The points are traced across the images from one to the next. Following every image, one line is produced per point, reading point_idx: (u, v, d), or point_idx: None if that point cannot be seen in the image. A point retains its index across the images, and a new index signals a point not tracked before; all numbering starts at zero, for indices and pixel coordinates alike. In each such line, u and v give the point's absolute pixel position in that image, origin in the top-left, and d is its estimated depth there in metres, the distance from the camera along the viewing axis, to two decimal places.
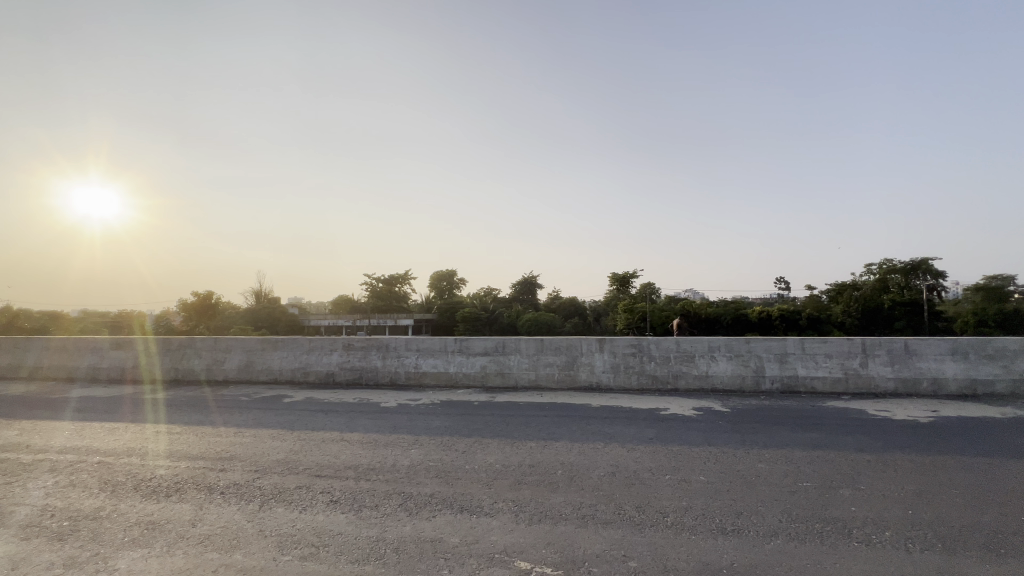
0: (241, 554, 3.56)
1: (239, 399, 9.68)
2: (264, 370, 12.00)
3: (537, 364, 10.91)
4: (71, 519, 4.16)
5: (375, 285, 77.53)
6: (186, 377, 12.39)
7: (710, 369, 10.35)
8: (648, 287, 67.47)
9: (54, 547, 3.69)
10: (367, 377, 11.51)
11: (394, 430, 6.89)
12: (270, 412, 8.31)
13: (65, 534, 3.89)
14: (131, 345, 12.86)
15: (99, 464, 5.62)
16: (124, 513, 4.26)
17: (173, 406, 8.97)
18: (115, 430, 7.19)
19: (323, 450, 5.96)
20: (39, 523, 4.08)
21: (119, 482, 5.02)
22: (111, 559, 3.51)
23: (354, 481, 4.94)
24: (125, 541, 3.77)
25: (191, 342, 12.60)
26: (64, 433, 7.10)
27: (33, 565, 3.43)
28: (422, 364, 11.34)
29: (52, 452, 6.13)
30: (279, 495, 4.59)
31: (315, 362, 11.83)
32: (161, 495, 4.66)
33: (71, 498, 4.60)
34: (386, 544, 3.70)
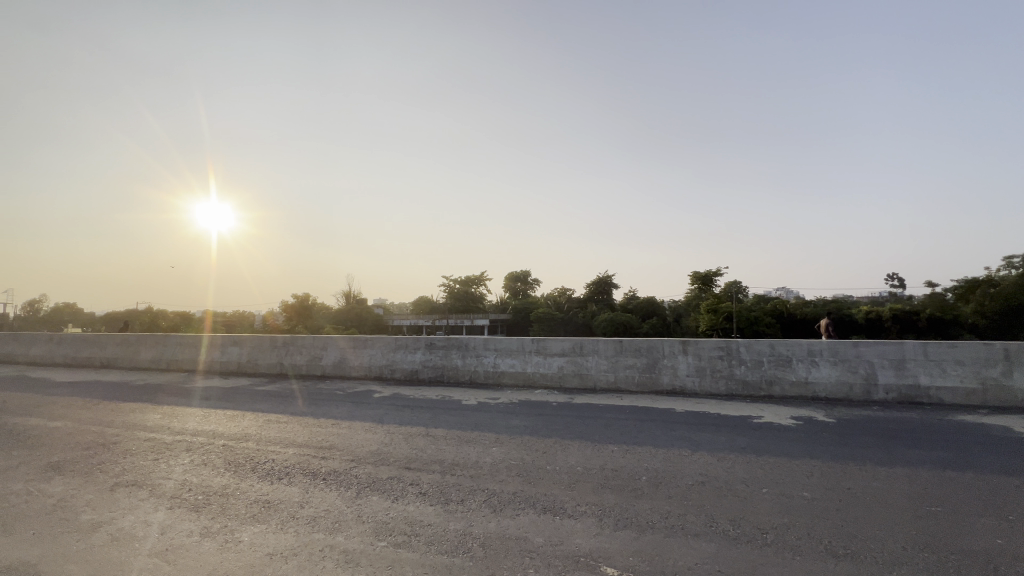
0: (343, 537, 3.86)
1: (335, 393, 10.51)
2: (356, 366, 12.92)
3: (616, 366, 10.66)
4: (205, 494, 4.77)
5: (453, 286, 80.50)
6: (290, 371, 13.69)
7: (810, 375, 9.47)
8: (734, 285, 63.28)
9: (193, 517, 4.26)
10: (448, 375, 11.95)
11: (476, 428, 7.11)
12: (362, 405, 8.94)
13: (201, 506, 4.47)
14: (246, 342, 14.47)
15: (224, 446, 6.40)
16: (245, 492, 4.80)
17: (280, 398, 9.96)
18: (235, 417, 8.15)
19: (411, 444, 6.29)
20: (181, 495, 4.73)
21: (240, 463, 5.68)
22: (237, 532, 3.97)
23: (441, 475, 5.16)
24: (247, 516, 4.26)
25: (294, 339, 13.91)
26: (195, 418, 8.16)
27: (177, 532, 3.97)
28: (500, 363, 11.56)
29: (186, 434, 7.07)
30: (374, 484, 4.92)
31: (400, 360, 12.52)
32: (274, 477, 5.20)
33: (204, 476, 5.29)
34: (473, 538, 3.82)
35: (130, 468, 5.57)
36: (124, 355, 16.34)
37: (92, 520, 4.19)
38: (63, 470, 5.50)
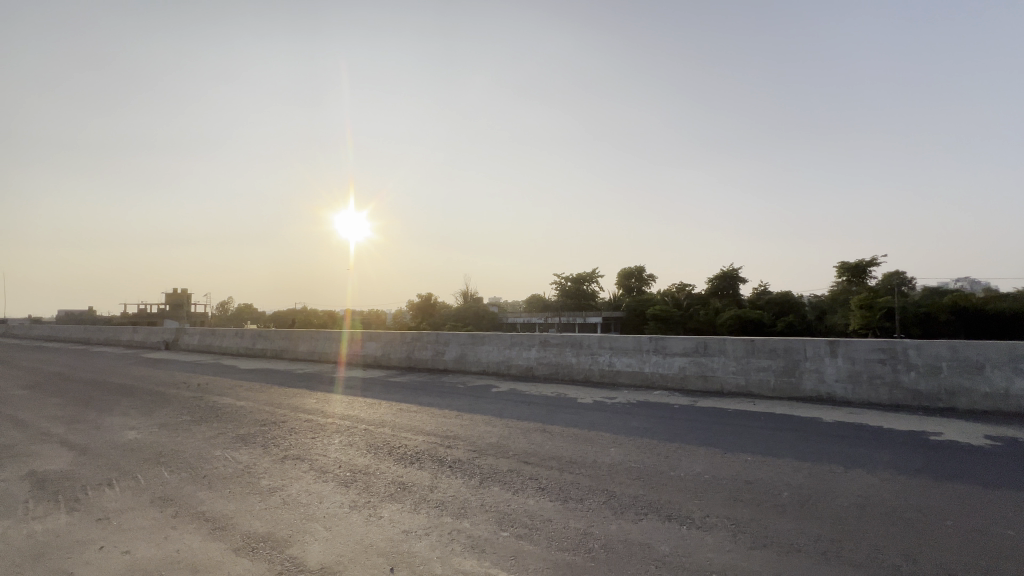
0: (469, 523, 4.10)
1: (457, 386, 11.22)
2: (475, 361, 13.64)
3: (747, 368, 9.73)
4: (352, 471, 5.43)
5: (564, 284, 80.65)
6: (417, 364, 14.93)
7: (1010, 385, 7.67)
8: (896, 276, 53.80)
9: (343, 490, 4.86)
10: (563, 372, 12.01)
11: (592, 427, 7.04)
12: (482, 399, 9.39)
13: (350, 482, 5.09)
14: (380, 337, 16.13)
15: (365, 430, 7.21)
16: (384, 472, 5.35)
17: (410, 389, 10.91)
18: (374, 404, 9.13)
19: (529, 439, 6.44)
20: (334, 471, 5.44)
21: (379, 446, 6.35)
22: (379, 508, 4.45)
23: (558, 472, 5.21)
24: (386, 494, 4.74)
25: (420, 335, 15.14)
26: (342, 404, 9.32)
27: (332, 502, 4.57)
28: (616, 362, 11.30)
29: (336, 417, 8.12)
30: (495, 475, 5.14)
31: (516, 357, 12.90)
32: (408, 461, 5.71)
33: (351, 455, 6.01)
34: (593, 539, 3.79)
35: (295, 444, 6.56)
36: (288, 347, 19.30)
37: (269, 486, 5.02)
38: (248, 442, 6.68)
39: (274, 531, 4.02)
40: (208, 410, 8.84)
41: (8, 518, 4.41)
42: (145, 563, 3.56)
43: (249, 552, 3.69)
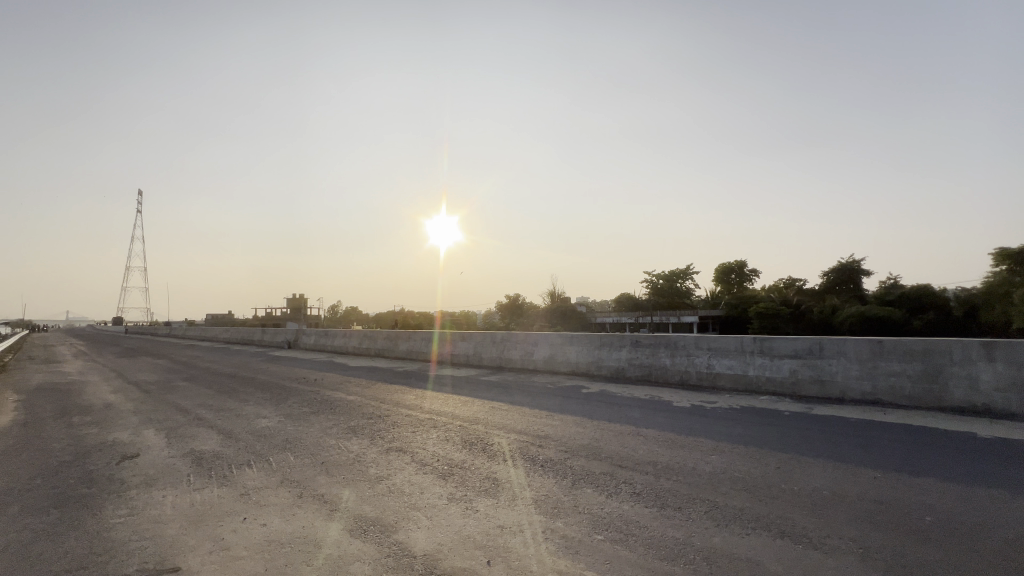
0: (562, 523, 4.10)
1: (547, 386, 11.27)
2: (564, 361, 13.62)
3: (874, 373, 8.59)
4: (449, 465, 5.70)
5: (655, 282, 77.37)
6: (507, 364, 15.26)
7: None
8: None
9: (442, 483, 5.12)
10: (656, 374, 11.54)
11: (691, 433, 6.67)
12: (572, 400, 9.34)
13: (447, 475, 5.35)
14: (472, 337, 16.76)
15: (460, 426, 7.54)
16: (479, 468, 5.55)
17: (501, 388, 11.19)
18: (467, 402, 9.50)
19: (621, 442, 6.28)
20: (433, 464, 5.75)
21: (473, 442, 6.60)
22: (474, 501, 4.62)
23: (654, 477, 5.01)
24: (481, 489, 4.90)
25: (509, 336, 15.47)
26: (439, 400, 9.82)
27: (432, 494, 4.83)
28: (715, 364, 10.60)
29: (434, 413, 8.58)
30: (587, 477, 5.09)
31: (606, 357, 12.65)
32: (501, 458, 5.86)
33: (448, 449, 6.32)
34: (694, 550, 3.59)
35: (398, 437, 7.05)
36: (389, 347, 20.80)
37: (377, 474, 5.45)
38: (358, 433, 7.31)
39: (382, 516, 4.36)
40: (324, 403, 9.83)
41: (176, 488, 5.28)
42: (278, 535, 4.06)
43: (361, 533, 4.04)
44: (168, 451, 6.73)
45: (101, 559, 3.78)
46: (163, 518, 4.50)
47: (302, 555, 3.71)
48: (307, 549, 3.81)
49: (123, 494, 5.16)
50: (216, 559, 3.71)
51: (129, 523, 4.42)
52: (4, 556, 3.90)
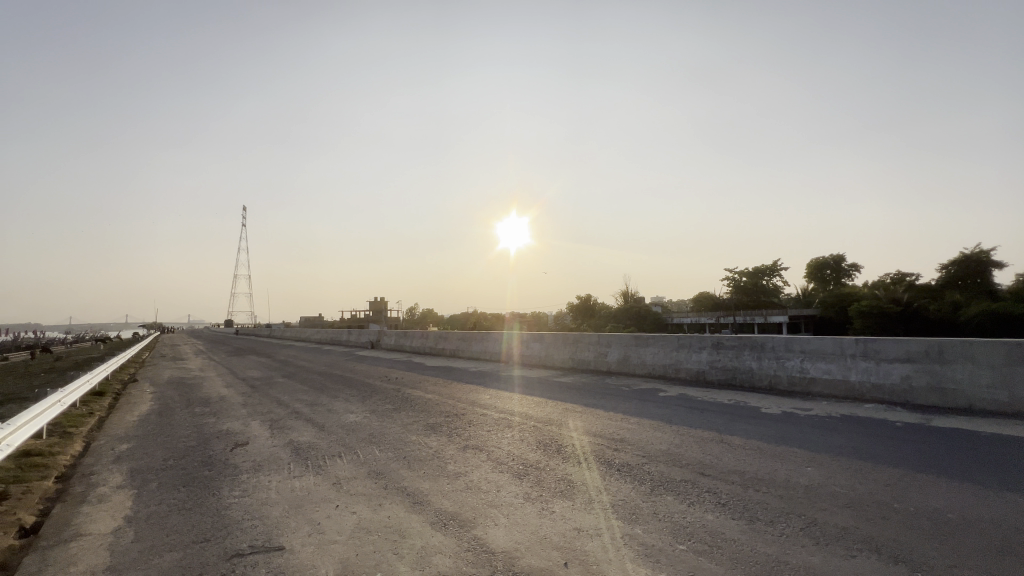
0: (642, 530, 3.97)
1: (622, 388, 11.00)
2: (638, 363, 13.22)
3: (1011, 381, 7.41)
4: (524, 465, 5.75)
5: (738, 280, 72.64)
6: (580, 365, 15.10)
7: None
8: None
9: (517, 483, 5.18)
10: (741, 378, 10.82)
11: (782, 442, 6.18)
12: (649, 403, 9.03)
13: (522, 475, 5.40)
14: (544, 338, 16.81)
15: (534, 427, 7.58)
16: (554, 469, 5.54)
17: (574, 389, 11.10)
18: (540, 403, 9.53)
19: (704, 449, 5.96)
20: (508, 463, 5.84)
21: (548, 443, 6.60)
22: (550, 502, 4.62)
23: (741, 488, 4.70)
24: (557, 490, 4.89)
25: (582, 336, 15.32)
26: (512, 400, 9.96)
27: (508, 492, 4.91)
28: (809, 368, 9.74)
29: (508, 413, 8.71)
30: (668, 484, 4.89)
31: (685, 360, 12.09)
32: (576, 460, 5.81)
33: (522, 449, 6.38)
34: (790, 569, 3.32)
35: (474, 435, 7.24)
36: (464, 347, 21.44)
37: (455, 471, 5.63)
38: (436, 430, 7.61)
39: (461, 511, 4.49)
40: (405, 401, 10.35)
41: (279, 475, 5.82)
42: (367, 523, 4.33)
43: (442, 527, 4.20)
44: (272, 441, 7.44)
45: (221, 534, 4.26)
46: (269, 501, 4.98)
47: (389, 543, 3.93)
48: (393, 538, 4.02)
49: (235, 477, 5.78)
50: (314, 541, 4.04)
51: (242, 504, 4.95)
52: (146, 526, 4.53)
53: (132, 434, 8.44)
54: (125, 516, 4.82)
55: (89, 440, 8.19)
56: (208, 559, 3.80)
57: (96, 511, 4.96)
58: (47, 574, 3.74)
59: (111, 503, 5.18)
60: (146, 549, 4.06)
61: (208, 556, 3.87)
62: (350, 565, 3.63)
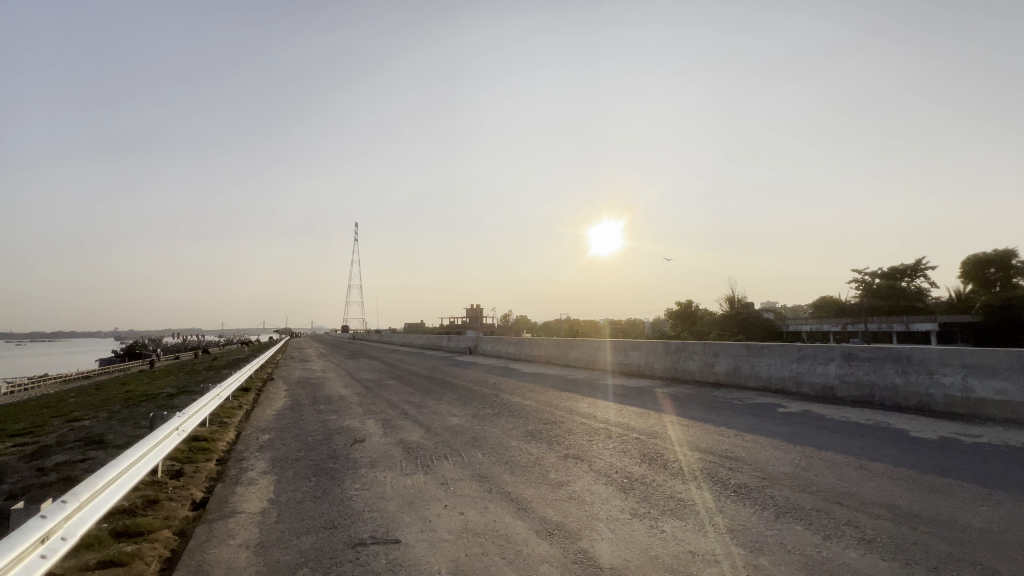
0: (767, 561, 3.62)
1: (733, 402, 10.18)
2: (751, 375, 12.16)
3: None
4: (629, 478, 5.56)
5: (868, 282, 63.75)
6: (684, 375, 14.28)
7: None
8: None
9: (622, 497, 5.02)
10: (881, 395, 9.45)
11: (941, 473, 5.26)
12: (766, 419, 8.26)
13: (627, 489, 5.23)
14: (644, 347, 16.19)
15: (637, 439, 7.31)
16: (661, 485, 5.29)
17: (678, 401, 10.53)
18: (642, 414, 9.18)
19: (838, 475, 5.28)
20: (611, 475, 5.69)
21: (653, 457, 6.32)
22: (659, 520, 4.40)
23: (890, 524, 4.07)
24: (666, 508, 4.65)
25: (686, 345, 14.49)
26: (612, 410, 9.71)
27: (612, 506, 4.78)
28: (974, 386, 8.20)
29: (608, 423, 8.51)
30: (794, 511, 4.41)
31: (808, 372, 10.86)
32: (686, 477, 5.48)
33: (626, 462, 6.19)
34: None
35: (575, 444, 7.18)
36: (559, 355, 21.43)
37: (557, 479, 5.63)
38: (536, 437, 7.69)
39: (565, 522, 4.47)
40: (505, 406, 10.60)
41: (393, 471, 6.27)
42: (474, 525, 4.49)
43: (547, 536, 4.20)
44: (385, 439, 8.06)
45: (346, 522, 4.70)
46: (386, 496, 5.38)
47: (496, 547, 4.03)
48: (500, 542, 4.12)
49: (356, 471, 6.34)
50: (427, 538, 4.27)
51: (362, 496, 5.41)
52: (286, 509, 5.15)
53: (272, 427, 9.67)
54: (269, 498, 5.53)
55: (240, 430, 9.55)
56: (337, 545, 4.21)
57: (248, 492, 5.77)
58: (213, 543, 4.41)
59: (259, 486, 5.98)
60: (287, 530, 4.60)
61: (336, 541, 4.29)
62: (460, 564, 3.78)
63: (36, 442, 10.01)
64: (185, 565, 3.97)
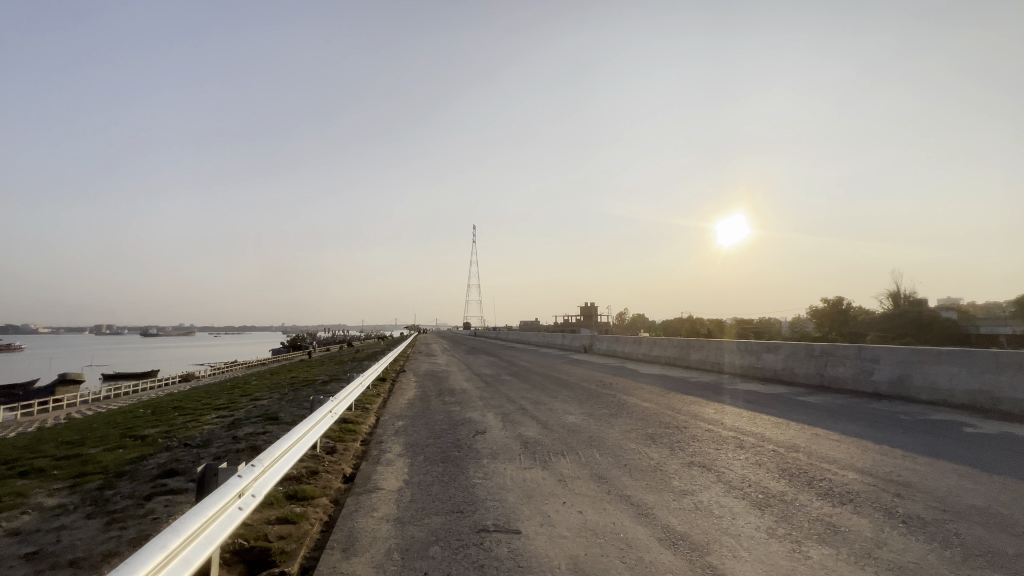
0: None
1: (899, 417, 8.64)
2: (924, 387, 10.19)
3: None
4: (765, 494, 5.04)
5: None
6: (831, 383, 12.53)
7: None
8: None
9: (757, 513, 4.57)
10: None
11: None
12: (945, 440, 6.87)
13: (763, 506, 4.75)
14: (782, 349, 14.52)
15: (774, 452, 6.59)
16: (805, 505, 4.70)
17: (826, 412, 9.25)
18: (780, 424, 8.25)
19: None
20: (743, 489, 5.22)
21: (794, 473, 5.64)
22: (804, 544, 3.92)
23: None
24: (812, 532, 4.12)
25: (834, 349, 12.67)
26: (743, 418, 8.90)
27: (746, 522, 4.38)
28: None
29: (738, 432, 7.82)
30: (989, 555, 3.61)
31: (1009, 386, 8.77)
32: (836, 500, 4.79)
33: (761, 476, 5.62)
34: None
35: (700, 452, 6.72)
36: (680, 355, 20.23)
37: (681, 487, 5.32)
38: (657, 441, 7.36)
39: (691, 533, 4.21)
40: (622, 407, 10.35)
41: (512, 464, 6.51)
42: (593, 525, 4.45)
43: (671, 545, 4.00)
44: (504, 432, 8.39)
45: (471, 508, 5.00)
46: (506, 487, 5.60)
47: (616, 550, 3.95)
48: (620, 546, 4.03)
49: (479, 461, 6.71)
50: (546, 532, 4.35)
51: (484, 485, 5.70)
52: (419, 490, 5.65)
53: (406, 414, 10.67)
54: (404, 478, 6.12)
55: (378, 416, 10.72)
56: (463, 528, 4.50)
57: (386, 471, 6.45)
58: (360, 513, 5.01)
59: (395, 468, 6.64)
60: (419, 509, 5.04)
61: (463, 525, 4.58)
62: (580, 562, 3.78)
63: (232, 415, 12.37)
64: (339, 530, 4.57)
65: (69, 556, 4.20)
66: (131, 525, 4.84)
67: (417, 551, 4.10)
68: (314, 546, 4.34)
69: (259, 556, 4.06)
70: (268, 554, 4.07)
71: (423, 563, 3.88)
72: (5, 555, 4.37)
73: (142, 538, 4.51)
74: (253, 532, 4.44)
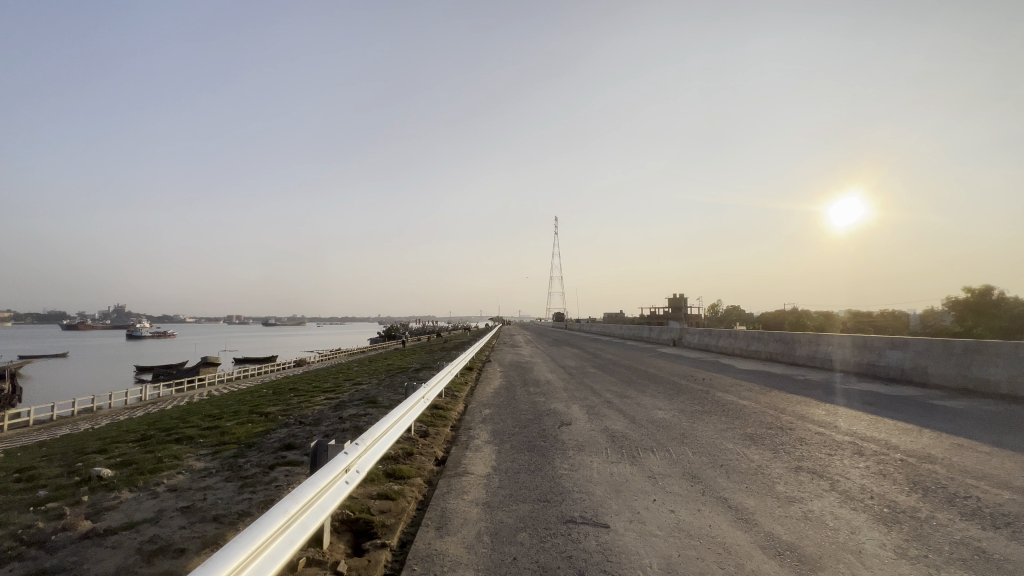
0: None
1: None
2: None
3: None
4: (892, 508, 4.48)
5: None
6: (977, 385, 10.76)
7: None
8: None
9: (883, 530, 4.06)
10: None
11: None
12: None
13: (891, 521, 4.21)
14: (910, 345, 12.80)
15: (903, 461, 5.80)
16: (944, 524, 4.10)
17: (969, 419, 7.98)
18: (910, 431, 7.25)
19: None
20: (864, 500, 4.68)
21: (929, 488, 4.92)
22: (943, 569, 3.42)
23: None
24: (954, 557, 3.57)
25: (982, 347, 10.86)
26: (862, 422, 7.96)
27: (868, 538, 3.92)
28: None
29: (855, 436, 7.02)
30: None
31: None
32: (987, 522, 4.12)
33: (885, 487, 4.99)
34: None
35: (809, 457, 6.13)
36: (782, 351, 18.60)
37: (787, 494, 4.89)
38: (757, 442, 6.85)
39: (800, 544, 3.86)
40: (716, 404, 9.76)
41: (598, 457, 6.44)
42: (687, 526, 4.26)
43: (776, 555, 3.71)
44: (590, 425, 8.32)
45: (557, 498, 5.02)
46: (594, 480, 5.55)
47: (713, 555, 3.75)
48: (717, 550, 3.82)
49: (565, 452, 6.71)
50: (636, 529, 4.25)
51: (572, 477, 5.70)
52: (506, 476, 5.81)
53: (491, 403, 10.97)
54: (492, 464, 6.33)
55: (466, 403, 11.18)
56: (551, 518, 4.53)
57: (474, 457, 6.70)
58: (452, 495, 5.27)
59: (483, 453, 6.88)
60: (507, 495, 5.17)
61: (550, 514, 4.63)
62: (673, 563, 3.64)
63: (338, 397, 13.62)
64: (434, 509, 4.85)
65: (213, 512, 4.93)
66: (259, 489, 5.54)
67: (506, 536, 4.22)
68: (411, 522, 4.65)
69: (364, 527, 4.45)
70: (371, 526, 4.43)
71: (513, 548, 3.99)
72: (166, 506, 5.23)
73: (268, 501, 5.14)
74: (358, 505, 4.87)
